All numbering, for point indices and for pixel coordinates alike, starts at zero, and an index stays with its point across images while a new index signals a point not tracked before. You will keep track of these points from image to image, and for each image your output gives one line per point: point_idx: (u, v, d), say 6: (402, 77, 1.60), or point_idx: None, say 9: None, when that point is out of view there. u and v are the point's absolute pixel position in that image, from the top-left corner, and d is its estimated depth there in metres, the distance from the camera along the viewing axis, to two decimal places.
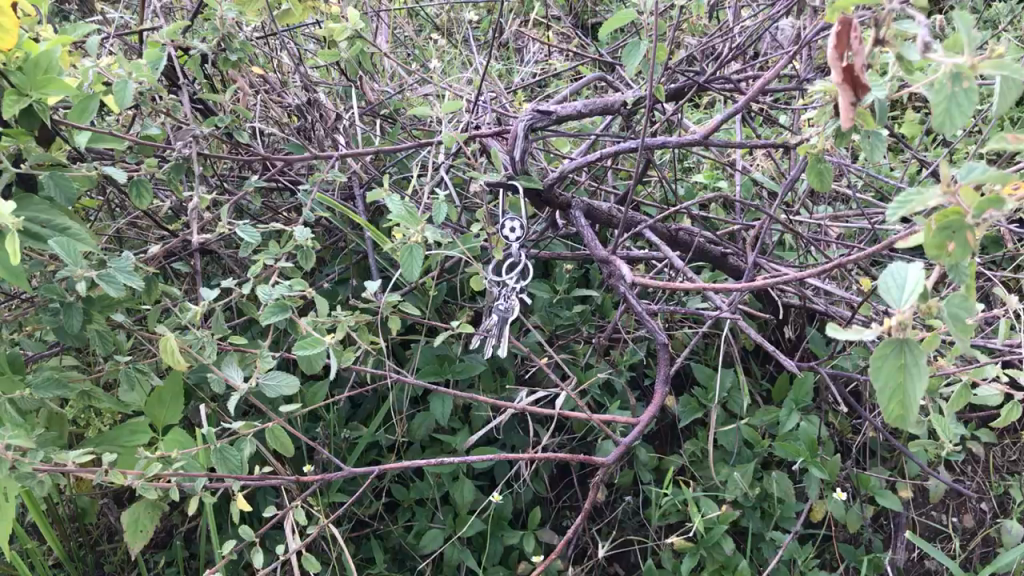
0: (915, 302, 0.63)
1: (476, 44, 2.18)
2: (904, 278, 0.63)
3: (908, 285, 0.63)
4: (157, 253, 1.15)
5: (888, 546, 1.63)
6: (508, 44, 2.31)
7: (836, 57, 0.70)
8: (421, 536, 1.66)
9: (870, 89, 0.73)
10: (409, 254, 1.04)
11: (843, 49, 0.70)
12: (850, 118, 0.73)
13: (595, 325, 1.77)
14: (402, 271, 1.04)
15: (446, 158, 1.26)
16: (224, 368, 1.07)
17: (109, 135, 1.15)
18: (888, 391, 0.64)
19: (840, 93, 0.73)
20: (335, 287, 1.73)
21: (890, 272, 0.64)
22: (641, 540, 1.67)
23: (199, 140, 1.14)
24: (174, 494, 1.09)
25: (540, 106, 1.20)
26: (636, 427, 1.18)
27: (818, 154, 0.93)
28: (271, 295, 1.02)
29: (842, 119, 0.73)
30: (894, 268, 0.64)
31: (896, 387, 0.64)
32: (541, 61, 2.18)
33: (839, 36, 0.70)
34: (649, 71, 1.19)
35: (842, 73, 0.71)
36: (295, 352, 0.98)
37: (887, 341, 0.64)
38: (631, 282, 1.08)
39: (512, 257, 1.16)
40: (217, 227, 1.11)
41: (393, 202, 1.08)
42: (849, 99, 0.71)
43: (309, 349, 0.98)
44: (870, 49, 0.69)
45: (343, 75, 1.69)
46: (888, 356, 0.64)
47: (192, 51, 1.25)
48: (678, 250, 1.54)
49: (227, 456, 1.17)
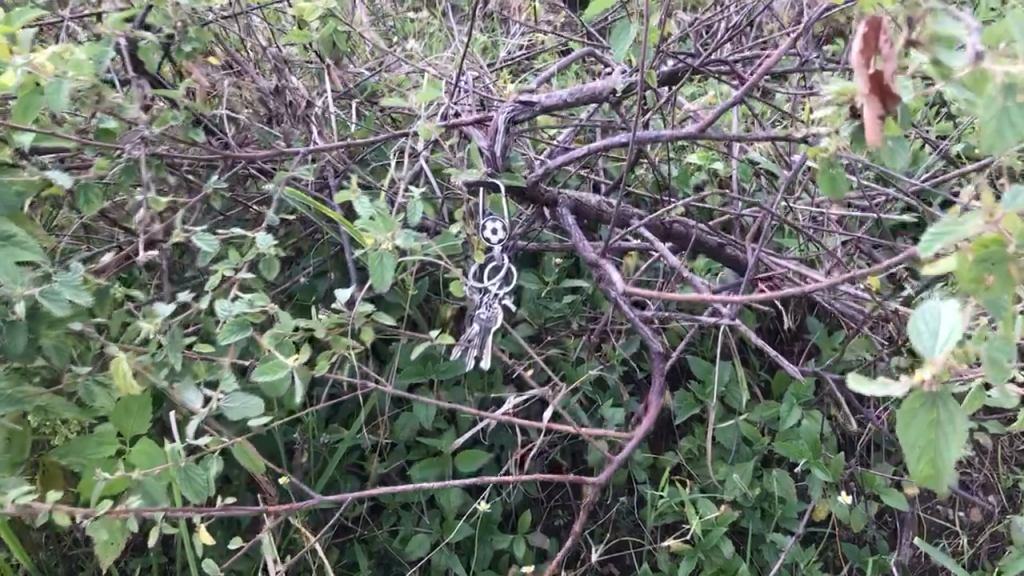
0: (949, 351, 0.55)
1: (459, 16, 2.07)
2: (938, 322, 0.56)
3: (944, 332, 0.55)
4: (108, 267, 1.17)
5: (893, 544, 1.57)
6: (493, 15, 2.20)
7: (862, 62, 0.70)
8: (407, 542, 1.59)
9: (899, 101, 0.72)
10: (381, 263, 0.96)
11: (871, 55, 0.70)
12: (874, 130, 0.72)
13: (586, 317, 1.69)
14: (372, 283, 0.95)
15: (423, 153, 1.17)
16: (183, 389, 0.99)
17: (54, 135, 1.06)
18: (916, 450, 0.58)
19: (868, 105, 0.73)
20: (313, 281, 1.65)
21: (921, 316, 0.56)
22: (637, 541, 1.60)
23: (149, 140, 1.10)
24: (135, 522, 1.02)
25: (523, 96, 1.13)
26: (629, 441, 1.10)
27: (828, 155, 0.84)
28: (231, 311, 0.94)
29: (867, 132, 0.73)
30: (926, 310, 0.56)
31: (926, 446, 0.58)
32: (528, 33, 2.08)
33: (866, 41, 0.70)
34: (640, 56, 1.10)
35: (868, 81, 0.71)
36: (255, 378, 0.91)
37: (917, 395, 0.58)
38: (621, 290, 1.00)
39: (495, 263, 1.08)
40: (173, 234, 1.02)
41: (363, 207, 0.99)
42: (874, 109, 0.71)
43: (269, 375, 0.90)
44: (897, 57, 0.69)
45: (314, 57, 1.59)
46: (916, 413, 0.58)
47: (144, 40, 1.15)
48: (672, 242, 1.47)
49: (194, 477, 1.10)
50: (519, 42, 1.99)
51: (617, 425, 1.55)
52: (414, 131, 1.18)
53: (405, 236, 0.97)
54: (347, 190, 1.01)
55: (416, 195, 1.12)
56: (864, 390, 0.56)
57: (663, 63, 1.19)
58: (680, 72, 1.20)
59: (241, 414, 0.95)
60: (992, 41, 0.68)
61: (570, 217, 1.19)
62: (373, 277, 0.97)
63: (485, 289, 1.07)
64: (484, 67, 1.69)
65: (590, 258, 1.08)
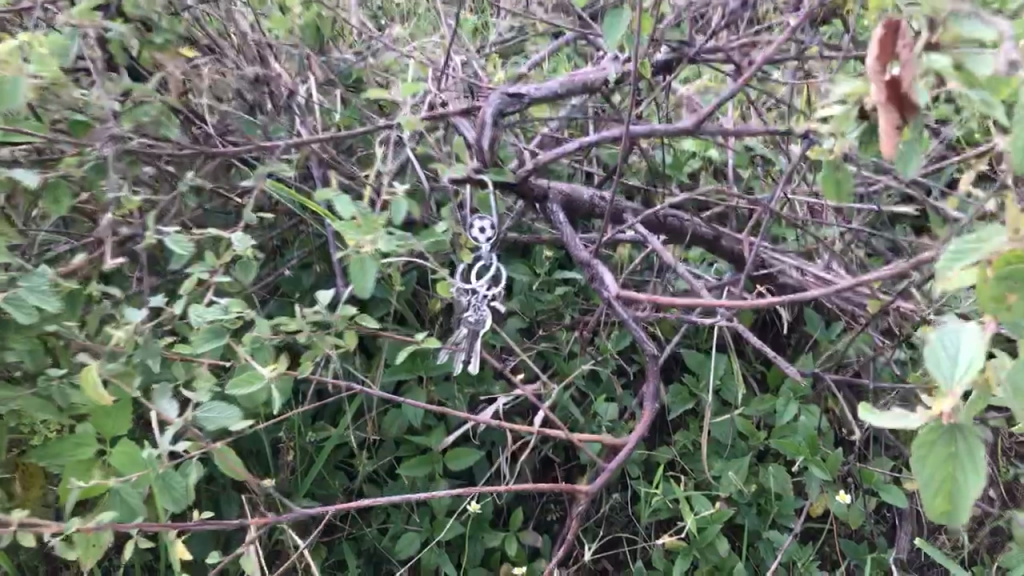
0: (972, 379, 0.52)
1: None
2: (959, 347, 0.53)
3: (963, 359, 0.52)
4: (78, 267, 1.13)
5: (891, 539, 1.54)
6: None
7: (878, 66, 0.66)
8: (396, 541, 1.56)
9: (917, 113, 0.68)
10: (362, 266, 0.92)
11: (887, 59, 0.66)
12: (891, 142, 0.67)
13: (579, 309, 1.65)
14: (353, 288, 0.92)
15: (408, 147, 1.13)
16: (157, 398, 0.95)
17: (19, 132, 1.01)
18: (932, 486, 0.56)
19: (885, 114, 0.68)
20: (297, 274, 1.61)
21: (943, 339, 0.54)
22: (631, 537, 1.57)
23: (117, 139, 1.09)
24: (110, 535, 0.98)
25: (511, 88, 1.08)
26: (622, 446, 1.06)
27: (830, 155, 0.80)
28: (205, 318, 0.89)
29: (883, 145, 0.68)
30: (948, 333, 0.54)
31: (943, 482, 0.56)
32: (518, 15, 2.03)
33: (883, 44, 0.66)
34: (633, 45, 1.05)
35: (884, 87, 0.67)
36: (228, 390, 0.87)
37: (935, 425, 0.57)
38: (613, 293, 0.96)
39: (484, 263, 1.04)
40: (144, 236, 0.98)
41: (344, 206, 0.95)
42: (889, 117, 0.66)
43: (243, 387, 0.86)
44: (916, 60, 0.65)
45: (296, 44, 1.54)
46: (935, 445, 0.57)
47: (112, 31, 1.10)
48: (666, 236, 1.43)
49: (173, 485, 1.06)
50: (507, 25, 1.94)
51: (610, 420, 1.52)
52: (398, 124, 1.13)
53: (387, 238, 0.93)
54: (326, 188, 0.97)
55: (401, 191, 1.08)
56: (885, 423, 0.58)
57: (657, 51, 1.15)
58: (675, 62, 1.18)
59: (220, 424, 0.92)
60: (1006, 38, 0.64)
61: (560, 213, 1.15)
62: (355, 281, 0.93)
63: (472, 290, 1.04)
64: (471, 52, 1.64)
65: (584, 259, 1.05)
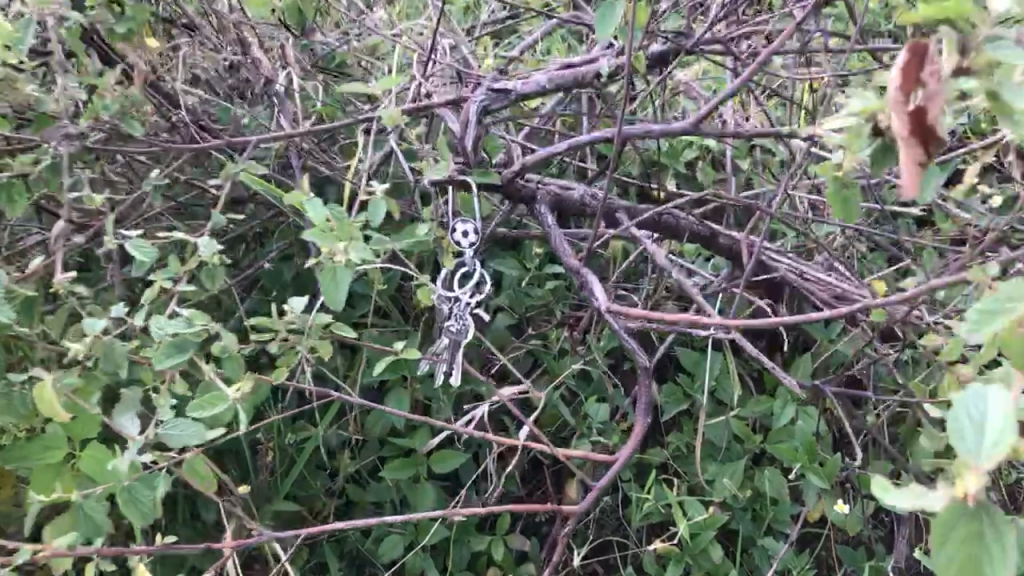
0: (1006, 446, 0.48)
1: None
2: (985, 409, 0.49)
3: (992, 426, 0.48)
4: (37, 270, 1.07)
5: (890, 545, 1.49)
6: None
7: (901, 94, 0.62)
8: (379, 543, 1.51)
9: (944, 148, 0.63)
10: (335, 277, 0.86)
11: (911, 87, 0.62)
12: (913, 178, 0.63)
13: (570, 305, 1.60)
14: (326, 302, 0.86)
15: (388, 143, 1.07)
16: (117, 413, 0.90)
17: None
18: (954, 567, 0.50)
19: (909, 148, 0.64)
20: (278, 268, 1.55)
21: (966, 403, 0.50)
22: (622, 541, 1.52)
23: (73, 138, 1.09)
24: (70, 555, 0.93)
25: (497, 83, 1.02)
26: (613, 463, 1.01)
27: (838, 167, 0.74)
28: (166, 331, 0.84)
29: (906, 183, 0.64)
30: (971, 396, 0.50)
31: (965, 562, 0.50)
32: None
33: (906, 71, 0.62)
34: (627, 38, 0.99)
35: (908, 119, 0.62)
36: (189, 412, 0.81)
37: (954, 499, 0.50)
38: (604, 306, 0.90)
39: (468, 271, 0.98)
40: (104, 241, 0.92)
41: (316, 211, 0.89)
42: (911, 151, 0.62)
43: (205, 409, 0.81)
44: (943, 90, 0.61)
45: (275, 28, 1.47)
46: (956, 520, 0.50)
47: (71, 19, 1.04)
48: (660, 233, 1.37)
49: (139, 500, 1.01)
50: (499, 5, 1.87)
51: (601, 422, 1.46)
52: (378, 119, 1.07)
53: (362, 247, 0.87)
54: (298, 191, 0.91)
55: (380, 190, 1.03)
56: (898, 503, 0.51)
57: (652, 43, 1.09)
58: (671, 54, 1.12)
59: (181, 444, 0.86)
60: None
61: (548, 215, 1.10)
62: (328, 293, 0.88)
63: (453, 299, 0.98)
64: (460, 36, 1.57)
65: (574, 270, 0.99)
